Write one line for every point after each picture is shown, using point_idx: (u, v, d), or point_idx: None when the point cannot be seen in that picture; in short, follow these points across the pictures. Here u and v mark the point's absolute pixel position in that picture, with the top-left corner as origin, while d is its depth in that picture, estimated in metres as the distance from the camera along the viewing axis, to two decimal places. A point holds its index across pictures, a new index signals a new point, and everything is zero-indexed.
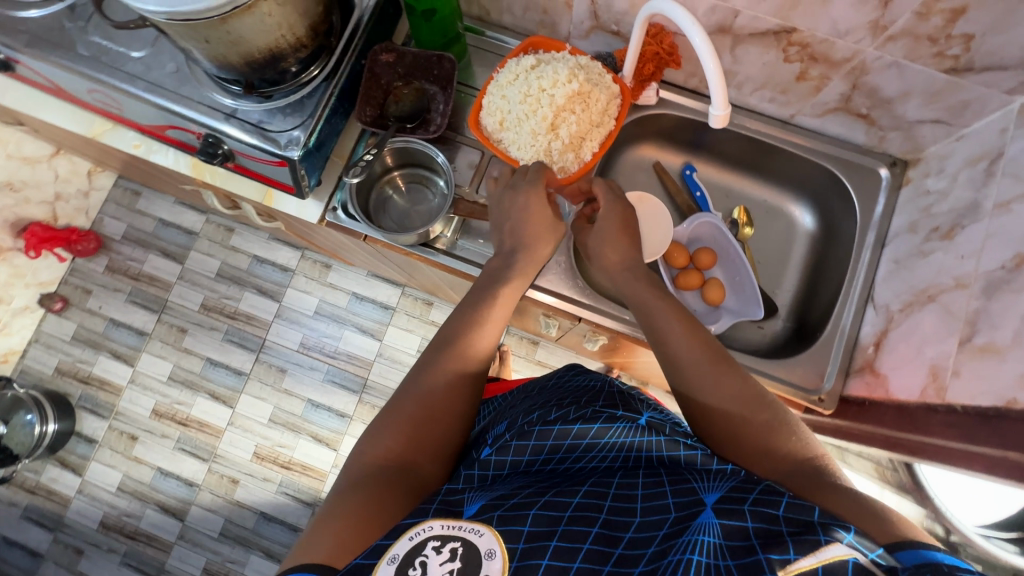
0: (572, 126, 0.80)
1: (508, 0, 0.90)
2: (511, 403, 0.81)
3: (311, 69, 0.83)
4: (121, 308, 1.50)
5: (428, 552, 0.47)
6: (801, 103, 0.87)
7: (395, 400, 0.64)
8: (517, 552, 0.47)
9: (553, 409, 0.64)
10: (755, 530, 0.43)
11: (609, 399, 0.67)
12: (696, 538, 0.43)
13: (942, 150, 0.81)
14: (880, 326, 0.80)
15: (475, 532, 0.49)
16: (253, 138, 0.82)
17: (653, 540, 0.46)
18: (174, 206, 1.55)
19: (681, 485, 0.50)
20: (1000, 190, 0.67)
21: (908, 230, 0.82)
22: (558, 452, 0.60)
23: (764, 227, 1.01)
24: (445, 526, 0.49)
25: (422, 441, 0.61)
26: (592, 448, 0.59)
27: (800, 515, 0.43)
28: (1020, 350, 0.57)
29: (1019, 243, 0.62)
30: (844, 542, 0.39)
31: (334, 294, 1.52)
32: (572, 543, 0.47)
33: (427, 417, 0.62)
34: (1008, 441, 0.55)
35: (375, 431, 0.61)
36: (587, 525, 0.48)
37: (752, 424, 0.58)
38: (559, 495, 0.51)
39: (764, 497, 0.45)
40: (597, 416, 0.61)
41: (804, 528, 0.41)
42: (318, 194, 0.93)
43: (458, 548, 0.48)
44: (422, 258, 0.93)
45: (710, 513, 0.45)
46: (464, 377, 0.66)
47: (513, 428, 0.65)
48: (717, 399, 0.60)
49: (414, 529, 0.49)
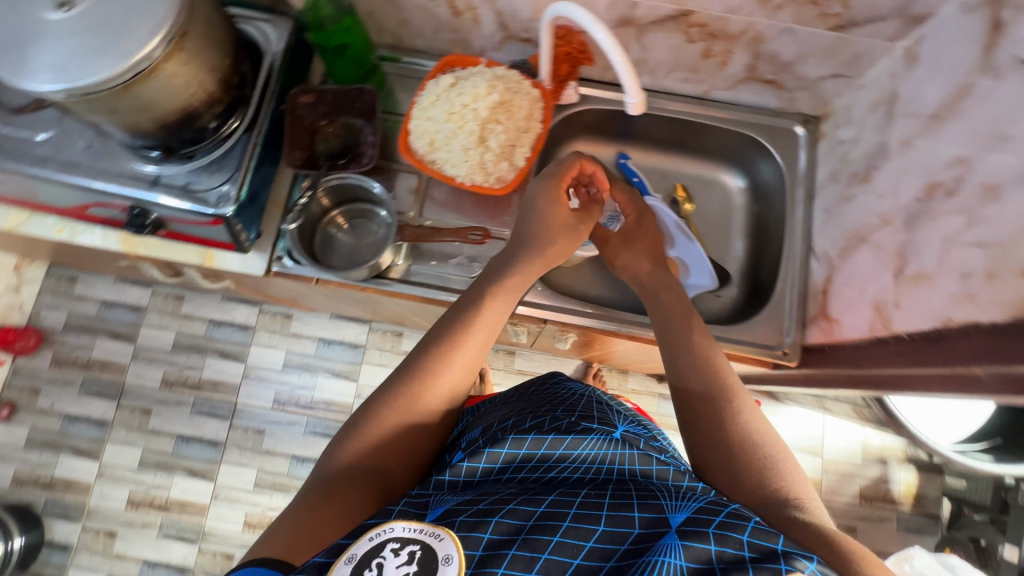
0: (500, 136, 0.82)
1: (417, 25, 0.91)
2: (488, 409, 0.83)
3: (230, 121, 0.82)
4: (77, 402, 1.41)
5: (385, 554, 0.46)
6: (712, 78, 0.91)
7: (373, 399, 0.66)
8: (474, 560, 0.48)
9: (528, 419, 0.68)
10: (719, 555, 0.45)
11: (586, 409, 0.72)
12: (656, 559, 0.45)
13: (847, 102, 0.87)
14: (825, 274, 0.85)
15: (436, 536, 0.48)
16: (180, 201, 0.80)
17: (612, 554, 0.48)
18: (115, 283, 1.49)
19: (650, 500, 0.51)
20: (902, 129, 0.72)
21: (832, 180, 0.87)
22: (530, 462, 0.62)
23: (703, 201, 1.05)
24: (408, 528, 0.48)
25: (393, 446, 0.63)
26: (564, 460, 0.61)
27: (765, 542, 0.45)
28: (947, 272, 0.59)
29: (926, 174, 0.66)
30: (805, 573, 0.42)
31: (300, 343, 1.49)
32: (531, 552, 0.48)
33: (401, 428, 0.63)
34: (951, 356, 0.58)
35: (346, 432, 0.63)
36: (549, 533, 0.49)
37: (743, 447, 0.61)
38: (524, 503, 0.52)
39: (730, 520, 0.47)
40: (570, 429, 0.64)
41: (766, 556, 0.44)
42: (259, 245, 0.91)
43: (416, 552, 0.47)
44: (378, 290, 0.92)
45: (673, 534, 0.47)
46: (436, 384, 0.66)
47: (487, 434, 0.68)
48: (717, 417, 0.64)
49: (376, 529, 0.48)
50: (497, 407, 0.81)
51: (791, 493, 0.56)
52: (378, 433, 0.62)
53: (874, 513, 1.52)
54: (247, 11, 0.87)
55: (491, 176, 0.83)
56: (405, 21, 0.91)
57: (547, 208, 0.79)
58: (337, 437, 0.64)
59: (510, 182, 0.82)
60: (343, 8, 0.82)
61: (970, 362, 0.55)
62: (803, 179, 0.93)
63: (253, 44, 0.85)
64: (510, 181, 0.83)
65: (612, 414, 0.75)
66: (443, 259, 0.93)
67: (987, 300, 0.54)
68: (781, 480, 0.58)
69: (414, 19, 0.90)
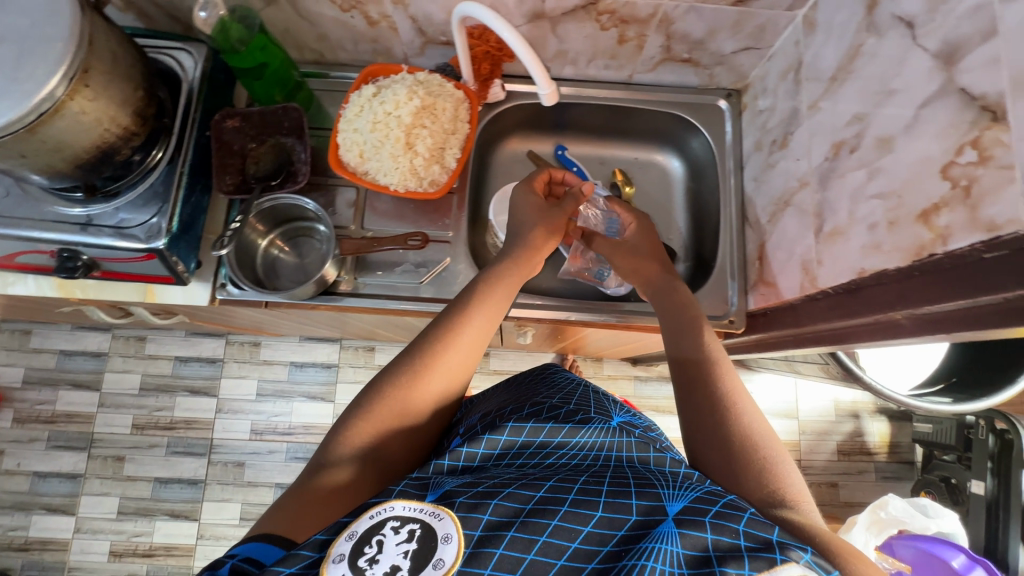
0: (427, 140, 0.82)
1: (336, 38, 0.92)
2: (487, 398, 0.84)
3: (153, 153, 0.81)
4: (45, 458, 1.44)
5: (386, 532, 0.46)
6: (632, 63, 0.93)
7: (377, 381, 0.67)
8: (473, 539, 0.47)
9: (526, 408, 0.69)
10: (716, 543, 0.46)
11: (582, 400, 0.74)
12: (653, 545, 0.46)
13: (762, 72, 0.90)
14: (759, 241, 0.87)
15: (436, 515, 0.49)
16: (109, 239, 0.78)
17: (610, 539, 0.48)
18: (72, 332, 1.51)
19: (647, 488, 0.52)
20: (809, 94, 0.75)
21: (756, 149, 0.90)
22: (529, 448, 0.63)
23: (642, 182, 1.07)
24: (408, 508, 0.49)
25: (396, 434, 0.64)
26: (562, 447, 0.63)
27: (760, 531, 0.47)
28: (858, 227, 0.62)
29: (831, 135, 0.69)
30: (800, 562, 0.45)
31: (272, 370, 1.52)
32: (531, 534, 0.48)
33: (397, 415, 0.64)
34: (872, 305, 0.61)
35: (349, 415, 0.65)
36: (547, 517, 0.49)
37: (745, 443, 0.62)
38: (523, 487, 0.52)
39: (727, 510, 0.49)
40: (568, 418, 0.67)
41: (763, 545, 0.46)
42: (200, 275, 0.90)
43: (416, 530, 0.47)
44: (329, 306, 0.91)
45: (671, 522, 0.48)
46: (432, 370, 0.67)
47: (486, 422, 0.69)
48: (720, 410, 0.65)
49: (376, 507, 0.48)
50: (496, 397, 0.82)
51: (788, 492, 0.58)
52: (381, 420, 0.63)
53: (851, 466, 1.58)
54: (157, 40, 0.85)
55: (425, 181, 0.84)
56: (323, 36, 0.91)
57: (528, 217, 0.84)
58: (341, 418, 0.65)
59: (443, 185, 0.84)
60: (252, 27, 0.80)
61: (889, 307, 0.58)
62: (731, 151, 0.96)
63: (170, 74, 0.85)
64: (443, 184, 0.84)
65: (607, 404, 0.78)
66: (389, 268, 0.93)
67: (891, 247, 0.56)
68: (779, 480, 0.59)
69: (331, 32, 0.90)
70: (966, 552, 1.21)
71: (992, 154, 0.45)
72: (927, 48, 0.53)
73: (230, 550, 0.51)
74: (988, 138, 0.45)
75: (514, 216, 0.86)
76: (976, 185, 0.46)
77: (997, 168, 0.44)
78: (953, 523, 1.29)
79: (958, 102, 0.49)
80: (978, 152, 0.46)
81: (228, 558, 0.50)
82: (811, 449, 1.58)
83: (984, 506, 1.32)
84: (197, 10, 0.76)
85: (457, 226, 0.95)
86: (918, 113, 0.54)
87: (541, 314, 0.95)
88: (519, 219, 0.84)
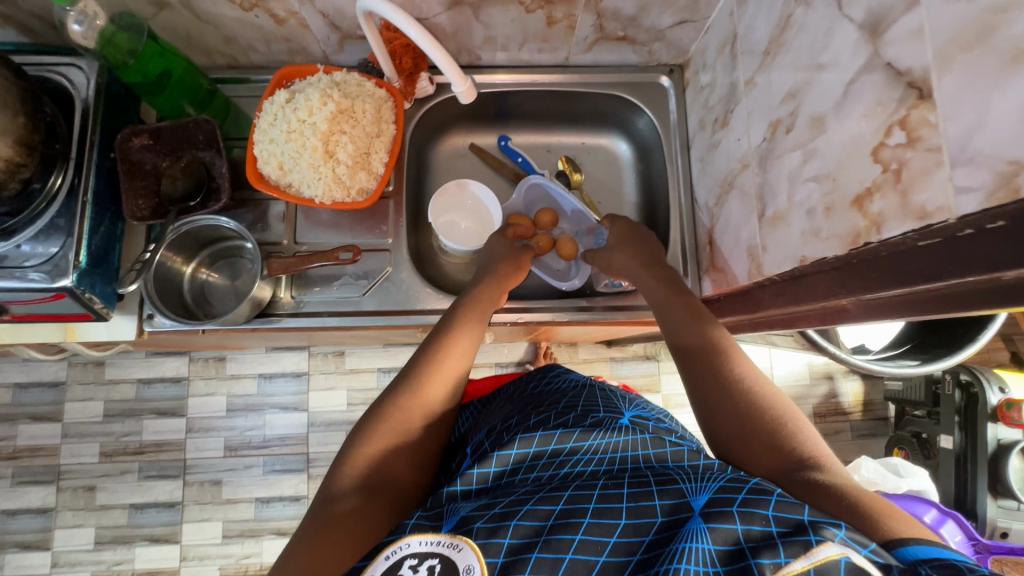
0: (349, 147, 0.77)
1: (245, 40, 0.85)
2: (491, 409, 0.79)
3: (52, 179, 0.74)
4: (12, 495, 1.39)
5: (405, 572, 0.45)
6: (566, 45, 0.87)
7: (381, 403, 0.65)
8: (497, 566, 0.46)
9: (533, 416, 0.65)
10: (747, 534, 0.43)
11: (589, 400, 0.69)
12: (684, 545, 0.43)
13: (701, 45, 0.85)
14: (708, 224, 0.84)
15: (454, 547, 0.46)
16: (10, 281, 0.72)
17: (637, 547, 0.46)
18: (24, 363, 1.43)
19: (669, 485, 0.49)
20: (745, 68, 0.70)
21: (700, 127, 0.86)
22: (542, 459, 0.58)
23: (591, 169, 1.03)
24: (425, 542, 0.46)
25: (404, 454, 0.62)
26: (577, 452, 0.58)
27: (791, 514, 0.44)
28: (797, 211, 0.58)
29: (767, 113, 0.65)
30: (835, 540, 0.41)
31: (240, 384, 1.46)
32: (556, 553, 0.46)
33: (410, 430, 0.63)
34: (814, 293, 0.58)
35: (357, 439, 0.62)
36: (570, 531, 0.47)
37: (755, 412, 0.58)
38: (542, 502, 0.49)
39: (753, 496, 0.45)
40: (579, 422, 0.62)
41: (795, 528, 0.42)
42: (124, 307, 0.84)
43: (435, 565, 0.45)
44: (268, 328, 0.86)
45: (698, 518, 0.45)
46: (437, 383, 0.67)
47: (493, 437, 0.65)
48: (722, 383, 0.61)
49: (391, 547, 0.46)
50: (499, 406, 0.77)
51: (808, 452, 0.54)
52: (389, 441, 0.61)
53: (828, 427, 1.58)
54: (41, 56, 0.77)
55: (352, 189, 0.78)
56: (230, 38, 0.84)
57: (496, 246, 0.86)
58: (346, 446, 0.62)
59: (373, 194, 0.79)
60: (140, 35, 0.73)
61: (832, 294, 0.55)
62: (677, 131, 0.92)
63: (60, 91, 0.77)
64: (373, 192, 0.80)
65: (615, 398, 0.72)
66: (328, 283, 0.87)
67: (829, 234, 0.53)
68: (796, 441, 0.55)
69: (239, 34, 0.83)
70: (937, 507, 1.20)
71: (920, 135, 0.42)
72: (853, 19, 0.49)
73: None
74: (915, 118, 0.42)
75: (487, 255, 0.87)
76: (906, 169, 0.43)
77: (924, 150, 0.41)
78: (922, 481, 1.29)
79: (885, 79, 0.45)
80: (906, 133, 0.43)
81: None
82: None
83: (953, 458, 1.33)
84: (69, 23, 0.67)
85: (396, 233, 0.90)
86: (847, 90, 0.50)
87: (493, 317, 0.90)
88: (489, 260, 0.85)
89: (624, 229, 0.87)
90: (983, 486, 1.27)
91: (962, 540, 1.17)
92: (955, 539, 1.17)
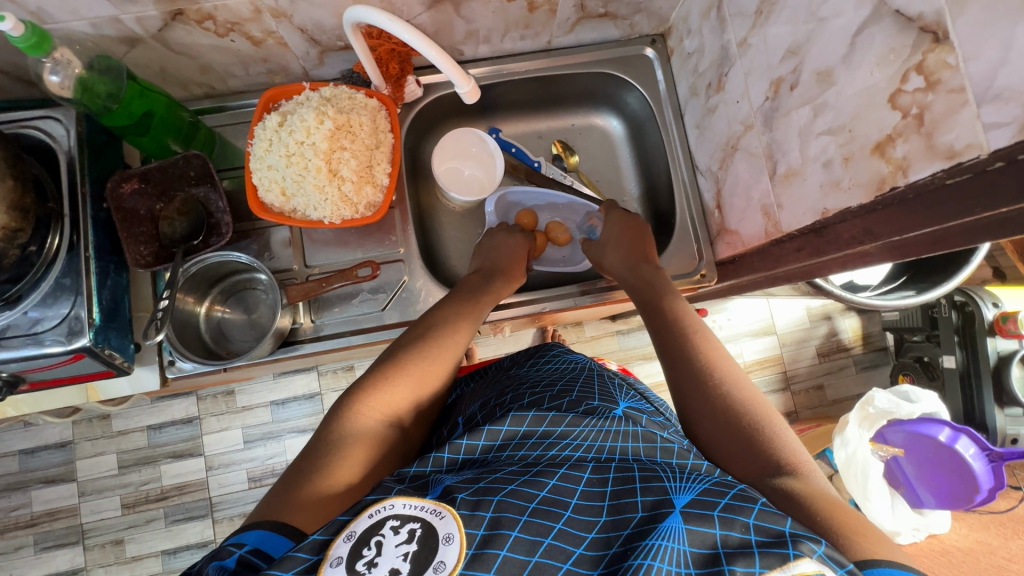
0: (351, 162, 0.76)
1: (222, 66, 0.82)
2: (480, 384, 0.79)
3: (49, 240, 0.71)
4: (38, 562, 1.37)
5: (385, 532, 0.42)
6: (548, 28, 0.86)
7: (377, 370, 0.66)
8: (477, 539, 0.43)
9: (527, 395, 0.63)
10: (725, 539, 0.43)
11: (585, 384, 0.68)
12: (656, 542, 0.42)
13: (682, 12, 0.85)
14: (714, 189, 0.85)
15: (437, 513, 0.44)
16: (27, 350, 0.69)
17: (614, 539, 0.44)
18: (27, 429, 1.39)
19: (653, 482, 0.48)
20: (736, 30, 0.71)
21: (693, 94, 0.86)
22: (531, 438, 0.56)
23: (585, 148, 1.03)
24: (409, 505, 0.44)
25: (406, 417, 0.64)
26: (566, 437, 0.56)
27: (772, 524, 0.44)
28: (812, 164, 0.60)
29: (768, 71, 0.65)
30: (813, 556, 0.41)
31: (253, 415, 1.43)
32: (534, 536, 0.44)
33: (401, 398, 0.64)
34: (840, 243, 0.60)
35: (357, 395, 0.62)
36: (552, 518, 0.45)
37: (734, 416, 0.59)
38: (526, 484, 0.47)
39: (736, 502, 0.45)
40: (572, 408, 0.60)
41: (775, 539, 0.42)
42: (143, 359, 0.83)
43: (417, 529, 0.43)
44: (293, 356, 0.85)
45: (677, 515, 0.44)
46: (426, 361, 0.68)
47: (485, 411, 0.63)
48: (703, 387, 0.63)
49: (375, 506, 0.44)
50: (489, 383, 0.76)
51: (787, 459, 0.55)
52: (399, 400, 0.63)
53: (833, 365, 1.60)
54: (13, 112, 0.74)
55: (360, 206, 0.77)
56: (207, 66, 0.81)
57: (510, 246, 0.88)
58: (356, 391, 0.63)
59: (382, 206, 0.78)
60: (121, 78, 0.71)
61: (856, 242, 0.57)
62: (668, 101, 0.92)
63: (41, 146, 0.74)
64: (381, 205, 0.78)
65: (613, 387, 0.70)
66: (346, 301, 0.86)
67: (850, 184, 0.55)
68: (775, 448, 0.56)
69: (215, 61, 0.80)
70: (949, 424, 1.26)
71: (939, 77, 0.43)
72: None
73: (234, 540, 0.47)
74: (933, 61, 0.43)
75: (495, 250, 0.88)
76: (929, 112, 0.45)
77: (946, 92, 0.43)
78: (934, 402, 1.32)
79: (895, 26, 0.46)
80: (924, 77, 0.44)
81: (236, 548, 0.46)
82: (793, 358, 1.60)
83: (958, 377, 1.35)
84: (46, 74, 0.64)
85: (405, 241, 0.89)
86: (854, 42, 0.51)
87: (512, 311, 0.91)
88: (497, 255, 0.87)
89: (625, 220, 0.88)
90: (989, 399, 1.31)
91: (977, 452, 1.23)
92: (971, 452, 1.23)
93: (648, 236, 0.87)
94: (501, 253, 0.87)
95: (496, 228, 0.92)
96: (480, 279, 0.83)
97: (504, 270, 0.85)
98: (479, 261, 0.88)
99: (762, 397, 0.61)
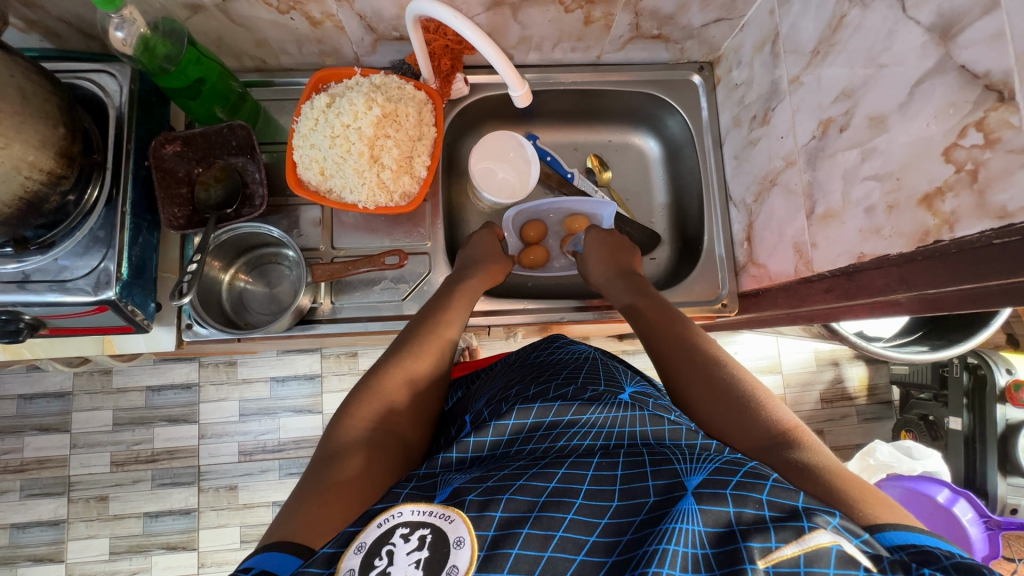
0: (394, 151, 0.76)
1: (278, 43, 0.84)
2: (487, 379, 0.79)
3: (90, 192, 0.73)
4: (22, 507, 1.37)
5: (396, 541, 0.42)
6: (600, 43, 0.87)
7: (366, 378, 0.67)
8: (487, 540, 0.43)
9: (532, 387, 0.61)
10: (739, 516, 0.43)
11: (591, 373, 0.65)
12: (673, 526, 0.42)
13: (735, 43, 0.86)
14: (745, 221, 0.85)
15: (446, 518, 0.44)
16: (53, 295, 0.70)
17: (628, 526, 0.45)
18: (28, 375, 1.40)
19: (663, 465, 0.48)
20: (789, 66, 0.71)
21: (736, 124, 0.87)
22: (538, 431, 0.55)
23: (618, 163, 1.04)
24: (417, 512, 0.45)
25: (399, 412, 0.64)
26: (574, 426, 0.55)
27: (784, 499, 0.43)
28: (854, 209, 0.60)
29: (819, 111, 0.65)
30: (827, 528, 0.41)
31: (252, 389, 1.44)
32: (546, 530, 0.44)
33: (386, 399, 0.64)
34: (872, 289, 0.60)
35: (342, 412, 0.62)
36: (563, 510, 0.45)
37: (728, 390, 0.59)
38: (535, 478, 0.47)
39: (748, 479, 0.45)
40: (578, 395, 0.58)
41: (788, 514, 0.42)
42: (162, 319, 0.84)
43: (427, 535, 0.43)
44: (307, 335, 0.85)
45: (689, 497, 0.44)
46: (411, 363, 0.69)
47: (492, 406, 0.62)
48: (696, 370, 0.63)
49: (384, 515, 0.44)
50: (498, 375, 0.75)
51: (783, 427, 0.55)
52: (384, 401, 0.63)
53: (835, 412, 1.58)
54: (70, 63, 0.75)
55: (395, 194, 0.78)
56: (262, 40, 0.83)
57: (480, 238, 0.90)
58: (344, 406, 0.63)
59: (416, 197, 0.79)
60: (181, 42, 0.72)
61: (890, 291, 0.57)
62: (709, 129, 0.93)
63: (92, 99, 0.75)
64: (415, 195, 0.79)
65: (618, 373, 0.67)
66: (367, 287, 0.87)
67: (892, 232, 0.55)
68: (771, 419, 0.56)
69: (271, 36, 0.82)
70: (949, 486, 1.20)
71: (999, 136, 0.43)
72: (920, 21, 0.51)
73: (243, 563, 0.46)
74: (994, 120, 0.44)
75: (468, 249, 0.89)
76: (984, 169, 0.45)
77: (1005, 151, 0.43)
78: (937, 462, 1.29)
79: (958, 81, 0.47)
80: (983, 135, 0.45)
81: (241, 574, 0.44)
82: (796, 400, 1.58)
83: (962, 440, 1.33)
84: (112, 30, 0.64)
85: (433, 235, 0.90)
86: (913, 92, 0.52)
87: (528, 317, 0.91)
88: (471, 252, 0.88)
89: (602, 237, 0.89)
90: (993, 466, 1.27)
91: (974, 517, 1.17)
92: (967, 517, 1.17)
93: (629, 249, 0.90)
94: (476, 250, 0.89)
95: (479, 232, 0.92)
96: (476, 273, 0.84)
97: (479, 263, 0.86)
98: (459, 259, 0.88)
99: (755, 378, 0.61)
